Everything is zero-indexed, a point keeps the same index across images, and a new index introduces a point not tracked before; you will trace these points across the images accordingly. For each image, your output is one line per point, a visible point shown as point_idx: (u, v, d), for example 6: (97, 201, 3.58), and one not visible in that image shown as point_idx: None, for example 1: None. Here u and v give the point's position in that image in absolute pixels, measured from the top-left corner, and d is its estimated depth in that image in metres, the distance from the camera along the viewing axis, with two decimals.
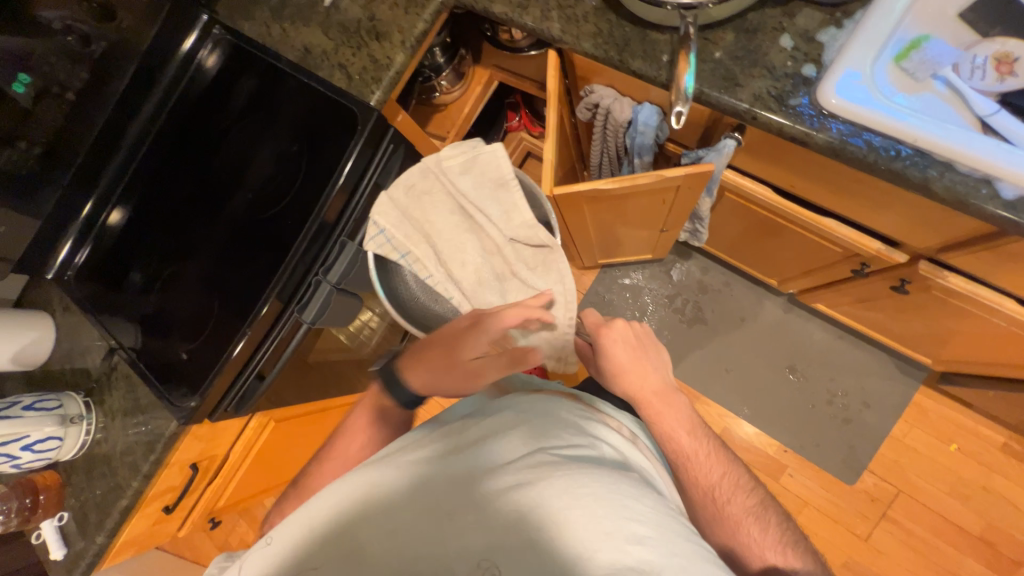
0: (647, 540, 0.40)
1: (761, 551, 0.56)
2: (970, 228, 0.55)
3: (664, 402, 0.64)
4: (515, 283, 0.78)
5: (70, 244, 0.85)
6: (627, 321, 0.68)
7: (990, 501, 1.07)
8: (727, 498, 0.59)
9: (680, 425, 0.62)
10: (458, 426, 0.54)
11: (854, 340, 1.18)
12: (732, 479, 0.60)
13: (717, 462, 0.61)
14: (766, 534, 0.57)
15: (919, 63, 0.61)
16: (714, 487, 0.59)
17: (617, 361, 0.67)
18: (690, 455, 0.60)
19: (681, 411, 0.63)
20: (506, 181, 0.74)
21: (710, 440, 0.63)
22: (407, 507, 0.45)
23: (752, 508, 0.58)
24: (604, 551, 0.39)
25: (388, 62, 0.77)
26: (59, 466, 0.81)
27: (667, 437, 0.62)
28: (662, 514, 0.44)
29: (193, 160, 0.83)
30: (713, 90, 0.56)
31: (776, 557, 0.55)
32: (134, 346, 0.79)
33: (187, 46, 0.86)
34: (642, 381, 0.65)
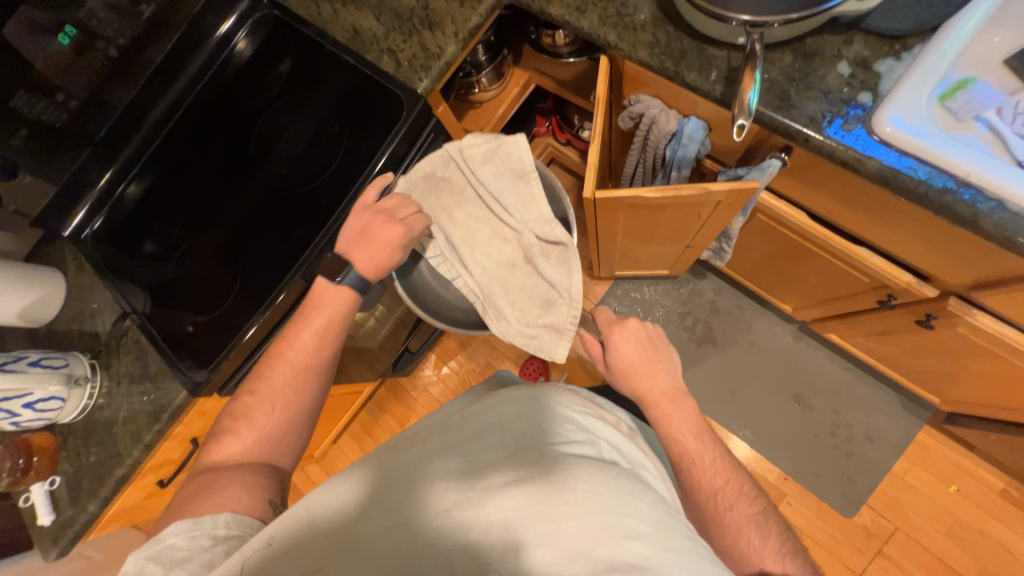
0: (646, 537, 0.38)
1: (760, 560, 0.54)
2: (1009, 267, 0.56)
3: (672, 404, 0.62)
4: (525, 272, 0.80)
5: (85, 210, 0.82)
6: (641, 321, 0.66)
7: (987, 546, 1.07)
8: (729, 504, 0.57)
9: (688, 428, 0.60)
10: (449, 427, 0.52)
11: (862, 374, 1.19)
12: (736, 486, 0.59)
13: (721, 467, 0.59)
14: (766, 543, 0.55)
15: (964, 104, 0.61)
16: (716, 492, 0.58)
17: (626, 361, 0.65)
18: (695, 459, 0.59)
19: (689, 414, 0.61)
20: (528, 171, 0.75)
21: (718, 446, 0.61)
22: (399, 505, 0.42)
23: (754, 516, 0.57)
24: (602, 547, 0.37)
25: (438, 52, 0.77)
26: (55, 428, 0.79)
27: (673, 439, 0.60)
28: (659, 510, 0.42)
29: (226, 130, 0.82)
30: (768, 109, 0.57)
31: (775, 566, 0.54)
32: (144, 311, 0.77)
33: (223, 30, 0.85)
34: (651, 381, 0.63)
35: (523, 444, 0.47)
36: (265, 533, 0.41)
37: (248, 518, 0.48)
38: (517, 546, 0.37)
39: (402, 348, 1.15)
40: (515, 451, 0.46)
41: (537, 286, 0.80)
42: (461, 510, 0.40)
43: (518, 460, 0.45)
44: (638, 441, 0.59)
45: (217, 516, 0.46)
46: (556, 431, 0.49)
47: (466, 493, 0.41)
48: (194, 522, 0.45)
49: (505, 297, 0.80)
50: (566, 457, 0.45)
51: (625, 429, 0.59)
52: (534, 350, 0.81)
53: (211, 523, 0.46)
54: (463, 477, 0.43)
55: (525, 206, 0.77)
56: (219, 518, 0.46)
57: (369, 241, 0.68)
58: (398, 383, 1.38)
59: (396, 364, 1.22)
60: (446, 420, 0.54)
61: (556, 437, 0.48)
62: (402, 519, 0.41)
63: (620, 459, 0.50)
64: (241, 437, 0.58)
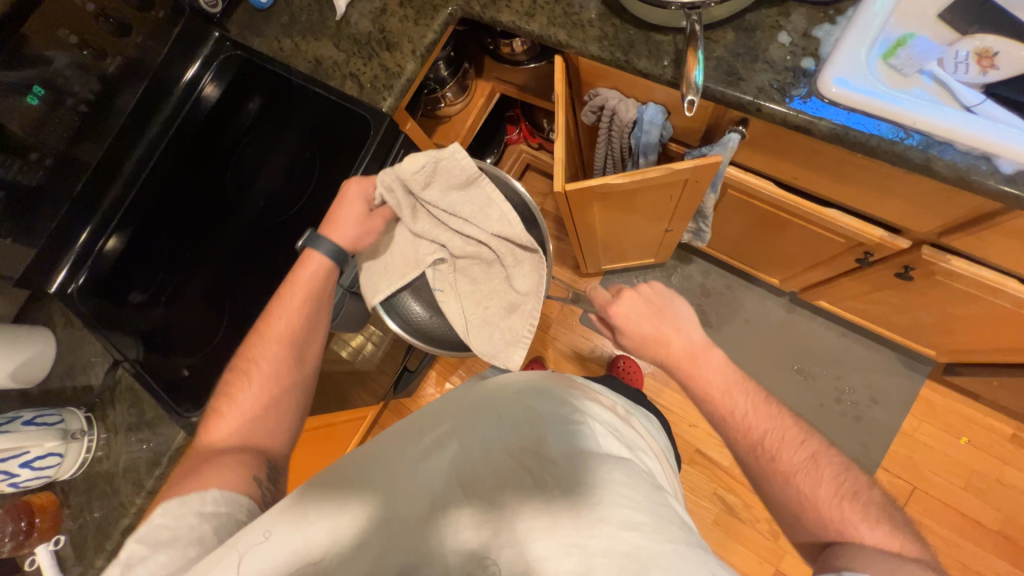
0: (644, 526, 0.39)
1: (816, 509, 0.49)
2: (973, 207, 0.57)
3: (694, 365, 0.59)
4: (494, 277, 0.77)
5: (68, 268, 0.83)
6: (634, 290, 0.63)
7: (1006, 494, 1.07)
8: (774, 454, 0.53)
9: (714, 383, 0.57)
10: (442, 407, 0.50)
11: (857, 337, 1.19)
12: (780, 433, 0.54)
13: (758, 416, 0.55)
14: (819, 489, 0.50)
15: (906, 59, 0.63)
16: (758, 443, 0.54)
17: (640, 333, 0.62)
18: (727, 413, 0.56)
19: (715, 368, 0.58)
20: (480, 181, 0.71)
21: (751, 395, 0.56)
22: (396, 498, 0.40)
23: (802, 462, 0.51)
24: (599, 538, 0.37)
25: (399, 70, 0.80)
26: (56, 487, 0.78)
27: (701, 396, 0.58)
28: (658, 503, 0.42)
29: (202, 172, 0.84)
30: (717, 85, 0.59)
31: (831, 513, 0.49)
32: (137, 359, 0.76)
33: (189, 75, 0.88)
34: (667, 347, 0.60)
35: (520, 428, 0.46)
36: (263, 525, 0.39)
37: (239, 496, 0.50)
38: (515, 539, 0.38)
39: (400, 368, 1.15)
40: (513, 437, 0.45)
41: (501, 291, 0.77)
42: (460, 506, 0.40)
43: (515, 451, 0.44)
44: (634, 423, 0.59)
45: (205, 494, 0.48)
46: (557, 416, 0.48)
47: (466, 490, 0.41)
48: (181, 501, 0.47)
49: (476, 308, 0.77)
50: (562, 444, 0.45)
51: (621, 413, 0.59)
52: (487, 356, 0.77)
53: (199, 501, 0.48)
54: (461, 468, 0.42)
55: (487, 215, 0.72)
56: (206, 495, 0.48)
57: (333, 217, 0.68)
58: (401, 404, 1.37)
59: (396, 385, 1.21)
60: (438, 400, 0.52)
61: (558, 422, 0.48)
62: (402, 515, 0.39)
63: (616, 439, 0.50)
64: (226, 417, 0.58)
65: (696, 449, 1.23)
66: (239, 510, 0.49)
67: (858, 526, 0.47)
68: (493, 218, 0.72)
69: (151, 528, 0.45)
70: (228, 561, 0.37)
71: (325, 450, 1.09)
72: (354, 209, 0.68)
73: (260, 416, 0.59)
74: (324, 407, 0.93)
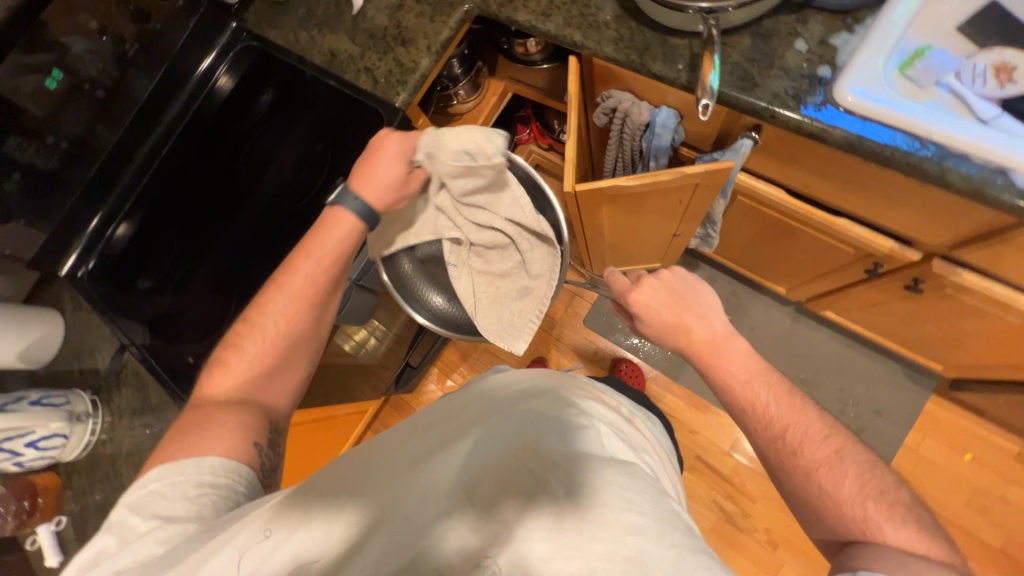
0: (647, 531, 0.38)
1: (837, 506, 0.48)
2: (988, 221, 0.57)
3: (716, 354, 0.59)
4: (508, 262, 0.77)
5: (79, 252, 0.83)
6: (654, 277, 0.64)
7: (1008, 513, 1.06)
8: (796, 449, 0.52)
9: (734, 373, 0.57)
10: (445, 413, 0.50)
11: (862, 349, 1.19)
12: (804, 428, 0.52)
13: (781, 410, 0.54)
14: (842, 486, 0.49)
15: (923, 71, 0.63)
16: (780, 435, 0.53)
17: (659, 321, 0.63)
18: (748, 404, 0.55)
19: (737, 358, 0.58)
20: (505, 178, 0.66)
21: (774, 387, 0.55)
22: (396, 499, 0.40)
23: (825, 458, 0.50)
24: (602, 542, 0.36)
25: (413, 66, 0.80)
26: (59, 468, 0.78)
27: (721, 385, 0.58)
28: (661, 508, 0.41)
29: (214, 161, 0.84)
30: (732, 91, 0.59)
31: (854, 511, 0.47)
32: (143, 344, 0.77)
33: (204, 66, 0.88)
34: (687, 335, 0.60)
35: (523, 433, 0.46)
36: (264, 525, 0.40)
37: (236, 463, 0.50)
38: (515, 541, 0.37)
39: (403, 363, 1.15)
40: (515, 441, 0.45)
41: (514, 275, 0.78)
42: (462, 506, 0.39)
43: (519, 453, 0.44)
44: (637, 424, 0.59)
45: (202, 460, 0.49)
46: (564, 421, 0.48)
47: (467, 494, 0.40)
48: (178, 467, 0.48)
49: (488, 288, 0.78)
50: (565, 449, 0.44)
51: (625, 415, 0.59)
52: (492, 337, 0.80)
53: (196, 468, 0.48)
54: (463, 471, 0.42)
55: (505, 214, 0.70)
56: (205, 464, 0.49)
57: (367, 170, 0.61)
58: (402, 399, 1.37)
59: (398, 380, 1.21)
60: (442, 406, 0.52)
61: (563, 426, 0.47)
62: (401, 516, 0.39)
63: (620, 444, 0.50)
64: (229, 369, 0.57)
65: (695, 455, 1.23)
66: (238, 479, 0.49)
67: (882, 526, 0.46)
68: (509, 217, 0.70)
69: (151, 498, 0.46)
70: (223, 558, 0.38)
71: (325, 441, 1.09)
72: (393, 170, 0.62)
73: (264, 376, 0.58)
74: (326, 398, 0.93)
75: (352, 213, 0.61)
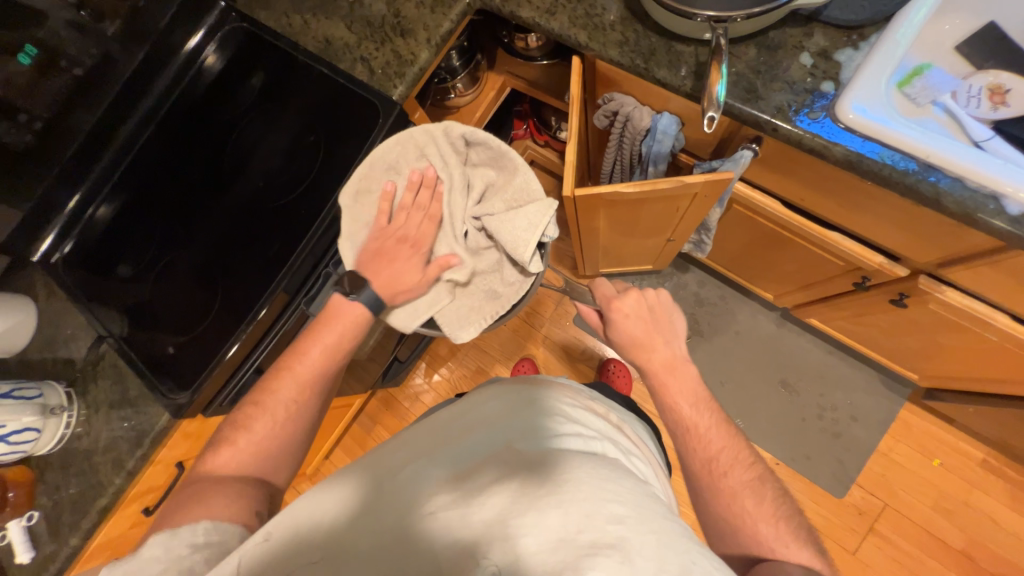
0: (627, 520, 0.37)
1: (753, 526, 0.51)
2: (976, 243, 0.58)
3: (670, 375, 0.60)
4: (490, 261, 0.76)
5: (53, 236, 0.80)
6: (639, 292, 0.64)
7: (972, 516, 1.11)
8: (725, 470, 0.55)
9: (684, 396, 0.59)
10: (435, 425, 0.51)
11: (843, 356, 1.22)
12: (731, 453, 0.56)
13: (717, 434, 0.57)
14: (761, 508, 0.52)
15: (921, 89, 0.63)
16: (713, 457, 0.56)
17: (629, 334, 0.62)
18: (690, 425, 0.58)
19: (689, 383, 0.60)
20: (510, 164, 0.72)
21: (715, 415, 0.59)
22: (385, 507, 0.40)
23: (749, 482, 0.54)
24: (584, 532, 0.36)
25: (412, 58, 0.78)
26: (32, 461, 0.76)
27: (667, 406, 0.59)
28: (639, 495, 0.41)
29: (200, 145, 0.81)
30: (736, 102, 0.59)
31: (767, 531, 0.51)
32: (122, 335, 0.74)
33: (192, 44, 0.84)
34: (648, 353, 0.61)
35: (508, 436, 0.46)
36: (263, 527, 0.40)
37: (228, 526, 0.44)
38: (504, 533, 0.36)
39: (392, 359, 1.13)
40: (501, 444, 0.46)
41: (484, 277, 0.76)
42: (447, 505, 0.39)
43: (503, 454, 0.44)
44: (627, 431, 0.60)
45: (196, 525, 0.43)
46: (547, 423, 0.48)
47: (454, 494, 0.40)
48: (171, 534, 0.42)
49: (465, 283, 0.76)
50: (551, 449, 0.44)
51: (614, 422, 0.59)
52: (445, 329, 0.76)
53: (188, 533, 0.42)
54: (452, 476, 0.42)
55: (511, 214, 0.70)
56: (198, 527, 0.43)
57: (388, 265, 0.68)
58: (389, 392, 1.35)
59: (386, 374, 1.19)
60: (432, 420, 0.53)
61: (548, 428, 0.48)
62: (391, 518, 0.39)
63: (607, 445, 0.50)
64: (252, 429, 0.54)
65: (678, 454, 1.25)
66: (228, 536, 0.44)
67: (788, 547, 0.49)
68: (509, 224, 0.70)
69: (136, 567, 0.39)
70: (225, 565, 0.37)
71: None
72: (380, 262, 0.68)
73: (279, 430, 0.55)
74: None
75: (365, 308, 0.64)
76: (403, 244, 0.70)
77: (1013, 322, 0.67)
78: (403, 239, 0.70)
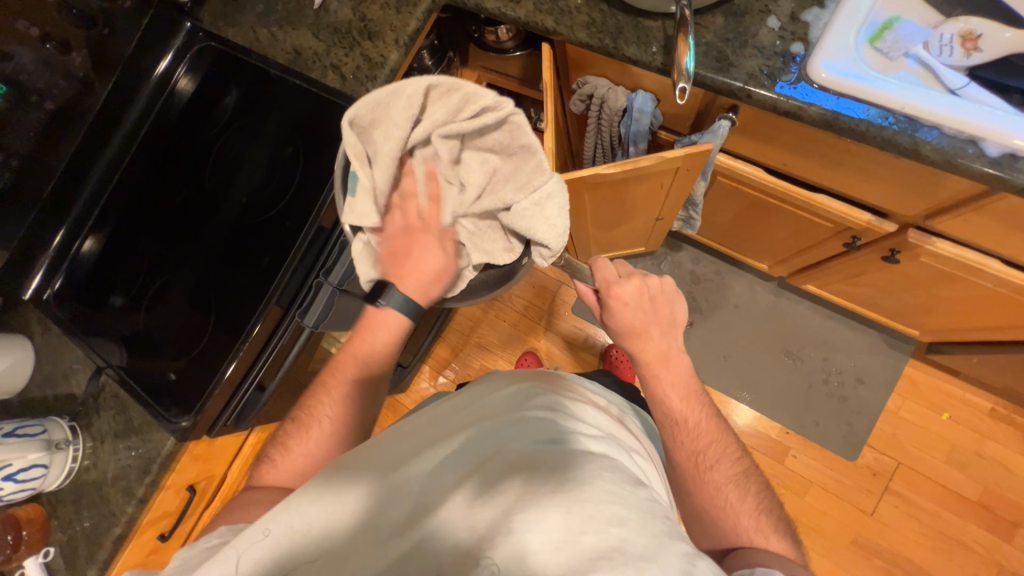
0: (629, 521, 0.37)
1: (736, 517, 0.53)
2: (960, 190, 0.58)
3: (664, 366, 0.59)
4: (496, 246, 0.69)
5: (42, 274, 0.80)
6: (643, 280, 0.61)
7: (985, 466, 1.11)
8: (711, 464, 0.56)
9: (675, 389, 0.59)
10: (440, 421, 0.51)
11: (844, 319, 1.22)
12: (719, 447, 0.58)
13: (706, 428, 0.58)
14: (744, 502, 0.54)
15: (892, 43, 0.62)
16: (700, 452, 0.57)
17: (625, 322, 0.61)
18: (680, 420, 0.58)
19: (681, 375, 0.60)
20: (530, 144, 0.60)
21: (706, 410, 0.59)
22: (388, 508, 0.40)
23: (734, 476, 0.56)
24: (587, 534, 0.36)
25: (382, 60, 0.77)
26: (43, 498, 0.76)
27: (658, 397, 0.59)
28: (642, 496, 0.41)
29: (180, 169, 0.80)
30: (708, 72, 0.59)
31: (749, 523, 0.53)
32: (122, 365, 0.74)
33: (161, 68, 0.84)
34: (643, 344, 0.60)
35: (510, 437, 0.46)
36: (262, 523, 0.39)
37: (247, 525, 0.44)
38: (509, 536, 0.36)
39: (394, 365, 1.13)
40: (506, 440, 0.46)
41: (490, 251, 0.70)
42: (450, 509, 0.39)
43: (507, 455, 0.44)
44: (628, 424, 0.60)
45: (210, 534, 0.42)
46: (551, 420, 0.48)
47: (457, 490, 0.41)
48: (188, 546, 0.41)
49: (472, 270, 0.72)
50: (555, 447, 0.44)
51: (615, 415, 0.59)
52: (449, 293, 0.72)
53: (205, 541, 0.42)
54: (458, 473, 0.43)
55: (537, 203, 0.62)
56: (213, 534, 0.42)
57: (403, 265, 0.65)
58: (395, 398, 1.34)
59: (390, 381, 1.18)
60: (432, 419, 0.53)
61: (552, 427, 0.47)
62: (396, 517, 0.39)
63: (611, 443, 0.50)
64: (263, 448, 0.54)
65: None
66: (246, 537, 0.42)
67: (768, 537, 0.52)
68: (540, 214, 0.63)
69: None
70: (223, 560, 0.37)
71: None
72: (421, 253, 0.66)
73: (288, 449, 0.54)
74: None
75: (399, 313, 0.62)
76: (416, 233, 0.67)
77: (1006, 267, 0.67)
78: (411, 230, 0.67)
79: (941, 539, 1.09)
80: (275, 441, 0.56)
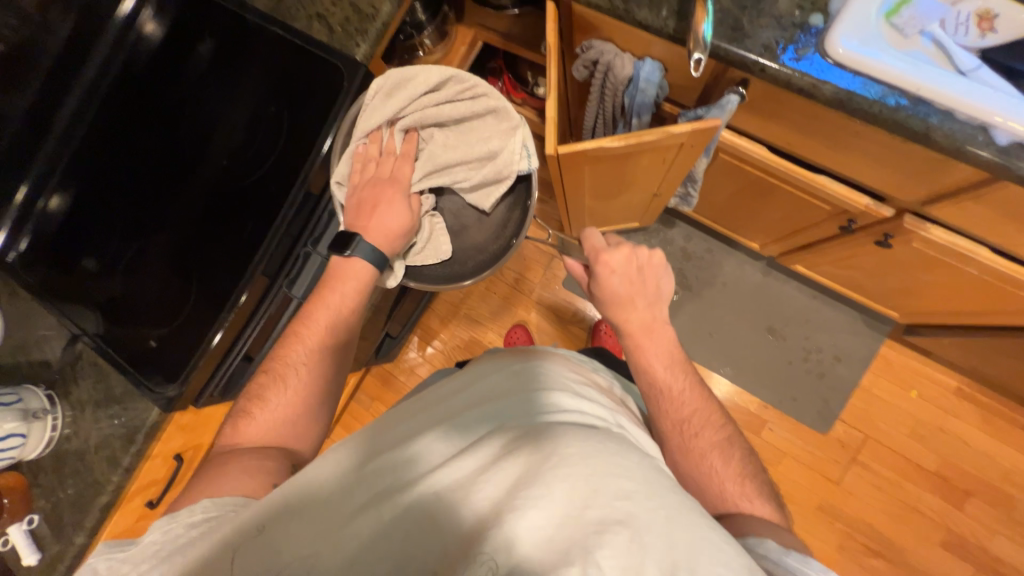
0: (634, 495, 0.37)
1: (720, 482, 0.55)
2: (963, 177, 0.58)
3: (647, 336, 0.60)
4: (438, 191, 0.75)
5: (7, 232, 0.75)
6: (631, 250, 0.61)
7: (946, 440, 1.18)
8: (695, 432, 0.57)
9: (660, 358, 0.60)
10: (440, 400, 0.51)
11: (828, 299, 1.24)
12: (704, 415, 0.59)
13: (690, 397, 0.59)
14: (727, 467, 0.56)
15: (909, 19, 0.58)
16: (685, 419, 0.58)
17: (611, 291, 0.61)
18: (665, 388, 0.59)
19: (665, 346, 0.60)
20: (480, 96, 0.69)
21: (690, 378, 0.60)
22: (389, 487, 0.40)
23: (718, 442, 0.57)
24: (592, 507, 0.36)
25: (373, 12, 0.72)
26: (24, 466, 0.74)
27: (643, 367, 0.60)
28: (646, 469, 0.41)
29: (152, 124, 0.74)
30: (723, 42, 0.56)
31: (733, 488, 0.55)
32: (97, 331, 0.71)
33: (126, 10, 0.76)
34: (628, 314, 0.61)
35: (510, 416, 0.46)
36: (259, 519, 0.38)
37: (229, 497, 0.44)
38: (510, 512, 0.36)
39: (383, 334, 1.11)
40: (505, 420, 0.46)
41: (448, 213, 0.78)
42: (451, 487, 0.39)
43: (506, 431, 0.44)
44: (630, 406, 0.60)
45: (193, 506, 0.43)
46: (550, 398, 0.48)
47: (455, 470, 0.40)
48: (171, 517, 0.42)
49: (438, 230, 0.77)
50: (554, 424, 0.44)
51: (617, 395, 0.60)
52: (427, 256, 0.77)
53: (188, 513, 0.42)
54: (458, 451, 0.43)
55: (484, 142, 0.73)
56: (196, 507, 0.43)
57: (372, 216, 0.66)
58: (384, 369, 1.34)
59: (378, 351, 1.17)
60: (431, 398, 0.52)
61: (550, 404, 0.47)
62: (395, 495, 0.40)
63: (613, 421, 0.50)
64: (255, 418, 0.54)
65: None
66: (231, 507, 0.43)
67: (752, 501, 0.54)
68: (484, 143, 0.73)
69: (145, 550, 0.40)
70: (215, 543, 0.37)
71: None
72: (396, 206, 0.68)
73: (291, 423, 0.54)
74: None
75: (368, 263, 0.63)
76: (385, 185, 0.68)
77: (994, 255, 0.69)
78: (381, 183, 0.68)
79: (899, 506, 1.17)
80: (248, 394, 0.56)
